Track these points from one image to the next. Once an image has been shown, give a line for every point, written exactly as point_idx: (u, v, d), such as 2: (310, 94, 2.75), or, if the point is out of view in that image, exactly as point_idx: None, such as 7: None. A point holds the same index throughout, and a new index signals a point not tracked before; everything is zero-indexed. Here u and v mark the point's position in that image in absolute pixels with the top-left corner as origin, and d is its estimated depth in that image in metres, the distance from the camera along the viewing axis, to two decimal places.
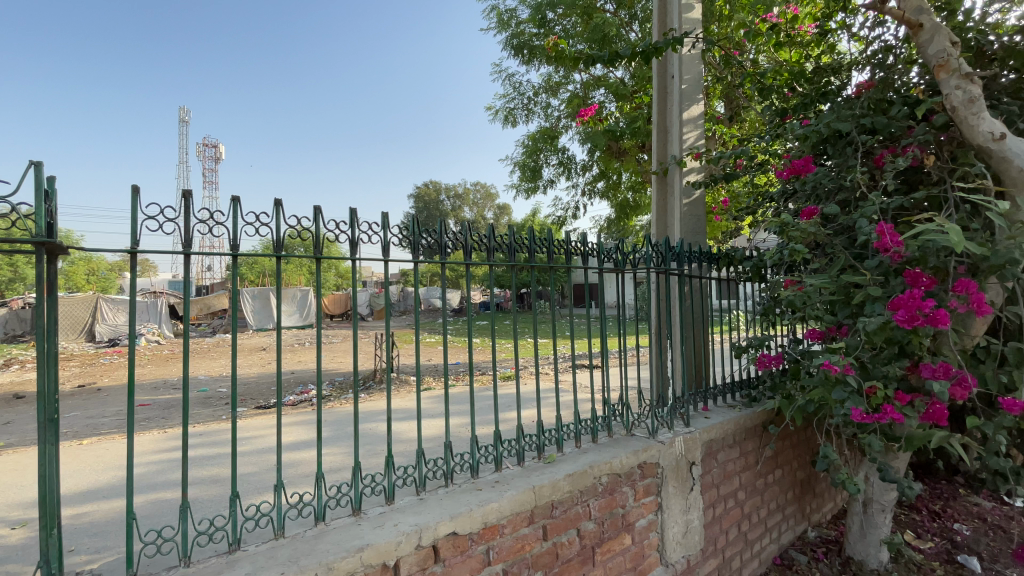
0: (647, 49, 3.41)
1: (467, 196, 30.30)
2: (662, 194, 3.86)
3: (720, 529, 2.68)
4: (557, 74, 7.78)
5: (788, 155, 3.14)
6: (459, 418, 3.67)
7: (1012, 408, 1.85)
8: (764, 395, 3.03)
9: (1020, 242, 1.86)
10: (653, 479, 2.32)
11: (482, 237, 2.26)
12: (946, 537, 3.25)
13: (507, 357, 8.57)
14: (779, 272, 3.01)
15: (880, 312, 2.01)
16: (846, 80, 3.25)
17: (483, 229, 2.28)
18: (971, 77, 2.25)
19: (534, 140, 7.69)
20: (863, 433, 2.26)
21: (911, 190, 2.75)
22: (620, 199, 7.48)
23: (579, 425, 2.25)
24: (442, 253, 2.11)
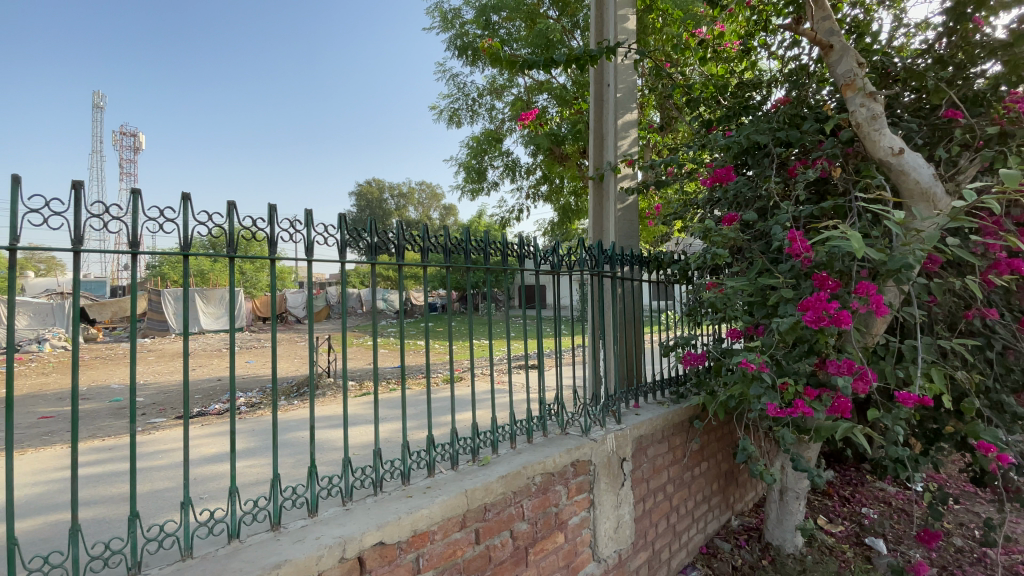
0: (580, 56, 3.48)
1: (411, 196, 29.79)
2: (598, 199, 3.98)
3: (650, 522, 2.78)
4: (501, 77, 7.82)
5: (713, 164, 3.32)
6: (397, 424, 3.58)
7: (905, 399, 2.03)
8: (691, 392, 3.19)
9: (912, 249, 2.05)
10: (586, 477, 2.36)
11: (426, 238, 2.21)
12: (854, 521, 3.54)
13: (451, 359, 8.49)
14: (704, 274, 3.18)
15: (792, 312, 2.16)
16: (766, 95, 3.49)
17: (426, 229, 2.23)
18: (874, 96, 2.48)
19: (479, 142, 7.67)
20: (779, 426, 2.42)
21: (820, 199, 2.99)
22: (563, 203, 7.62)
23: (514, 425, 2.25)
24: (384, 253, 2.04)
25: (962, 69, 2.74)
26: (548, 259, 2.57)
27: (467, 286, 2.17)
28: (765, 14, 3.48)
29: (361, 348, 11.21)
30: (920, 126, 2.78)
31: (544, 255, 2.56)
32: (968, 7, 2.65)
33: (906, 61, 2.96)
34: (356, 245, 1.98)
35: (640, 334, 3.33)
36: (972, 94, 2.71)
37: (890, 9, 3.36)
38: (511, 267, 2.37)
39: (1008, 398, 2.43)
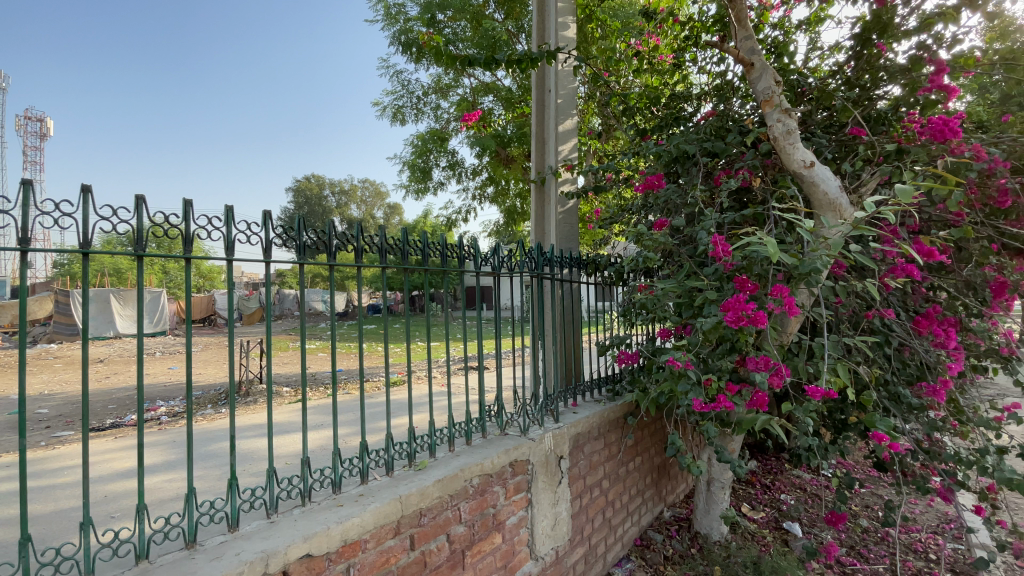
0: (522, 58, 3.51)
1: (354, 194, 28.94)
2: (539, 202, 4.04)
3: (587, 518, 2.85)
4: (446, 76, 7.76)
5: (647, 171, 3.48)
6: (334, 430, 3.46)
7: (814, 392, 2.21)
8: (626, 389, 3.31)
9: (819, 254, 2.23)
10: (524, 476, 2.39)
11: (372, 239, 2.17)
12: (774, 507, 3.80)
13: (395, 363, 8.32)
14: (638, 276, 3.32)
15: (715, 313, 2.29)
16: (696, 108, 3.68)
17: (371, 229, 2.18)
18: (789, 112, 2.68)
19: (423, 141, 7.56)
20: (705, 420, 2.56)
21: (742, 206, 3.20)
22: (508, 205, 7.68)
23: (452, 428, 2.24)
24: (328, 254, 1.98)
25: (866, 91, 3.02)
26: (490, 260, 2.57)
27: (408, 288, 2.13)
28: (696, 30, 3.67)
29: (298, 352, 10.74)
30: (830, 141, 3.04)
31: (490, 256, 2.56)
32: (873, 34, 2.90)
33: (818, 81, 3.21)
34: (292, 242, 1.88)
35: (578, 334, 3.42)
36: (874, 113, 3.00)
37: (806, 33, 3.64)
38: (457, 267, 2.34)
39: (902, 390, 2.69)
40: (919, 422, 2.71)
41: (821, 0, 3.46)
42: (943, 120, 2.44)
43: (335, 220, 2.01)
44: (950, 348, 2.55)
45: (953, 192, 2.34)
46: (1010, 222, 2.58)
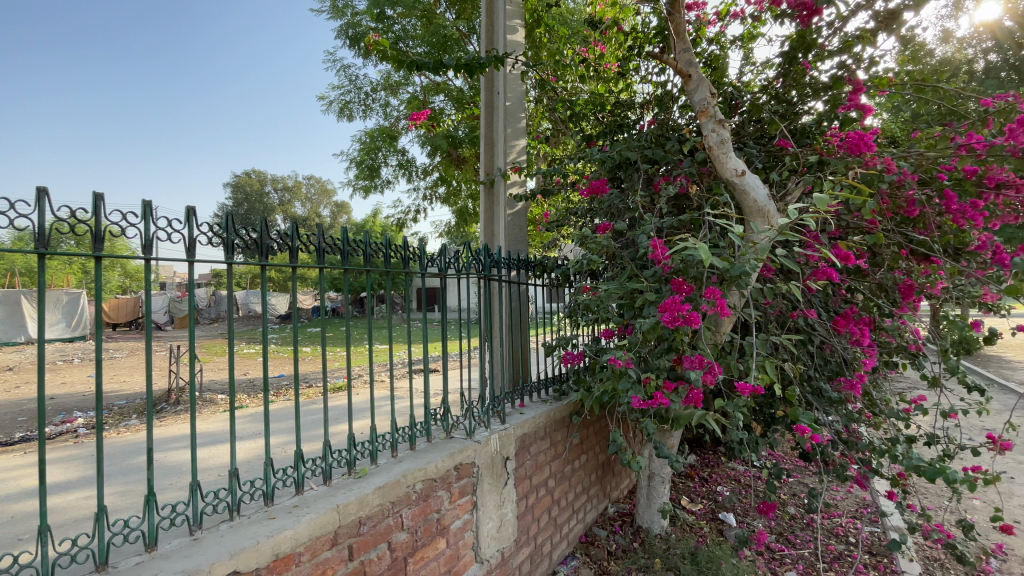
0: (471, 62, 3.48)
1: (299, 191, 27.86)
2: (489, 204, 4.04)
3: (532, 517, 2.87)
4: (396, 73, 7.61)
5: (592, 176, 3.57)
6: (273, 439, 3.31)
7: (743, 389, 2.33)
8: (571, 389, 3.37)
9: (748, 258, 2.36)
10: (469, 479, 2.37)
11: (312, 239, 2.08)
12: (711, 499, 3.98)
13: (340, 367, 8.07)
14: (583, 278, 3.39)
15: (654, 313, 2.38)
16: (639, 116, 3.81)
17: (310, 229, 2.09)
18: (722, 123, 2.83)
19: (372, 138, 7.36)
20: (645, 417, 2.65)
21: (680, 212, 3.35)
22: (460, 205, 7.62)
23: (395, 433, 2.19)
24: (261, 255, 1.86)
25: (791, 106, 3.23)
26: (436, 261, 2.53)
27: (353, 290, 2.06)
28: (639, 40, 3.79)
29: (237, 356, 10.20)
30: (760, 152, 3.23)
31: (439, 257, 2.53)
32: (798, 53, 3.10)
33: (749, 95, 3.40)
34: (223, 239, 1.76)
35: (526, 335, 3.46)
36: (800, 127, 3.21)
37: (740, 49, 3.84)
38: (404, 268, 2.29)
39: (823, 384, 2.89)
40: (838, 414, 2.92)
41: (753, 19, 3.67)
42: (860, 135, 2.64)
43: (271, 220, 1.91)
44: (864, 345, 2.77)
45: (866, 202, 2.54)
46: (916, 230, 2.83)
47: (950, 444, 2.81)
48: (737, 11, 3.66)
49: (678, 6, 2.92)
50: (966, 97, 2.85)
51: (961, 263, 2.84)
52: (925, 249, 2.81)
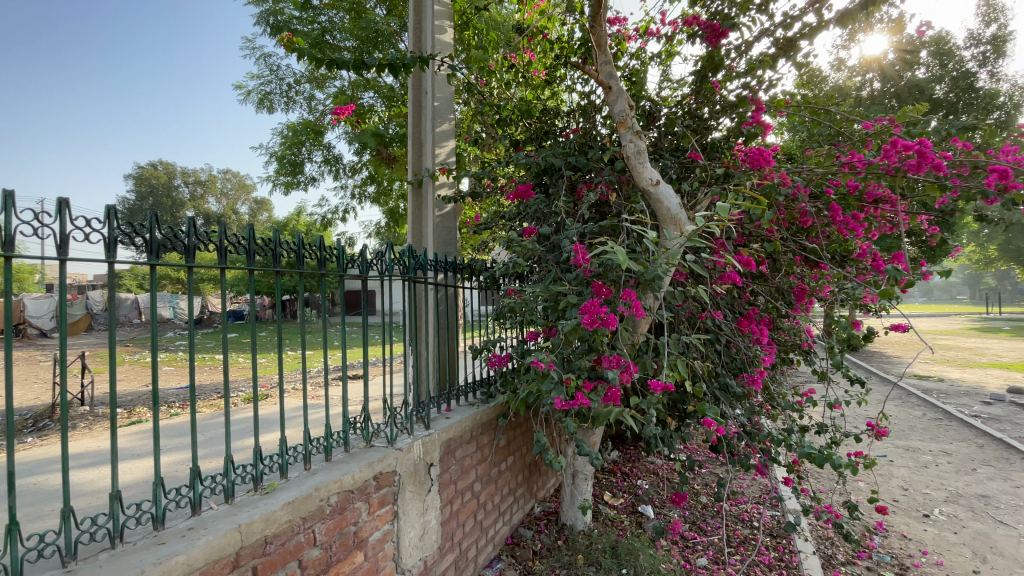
0: (395, 62, 3.31)
1: (213, 185, 25.88)
2: (416, 205, 3.95)
3: (457, 523, 2.84)
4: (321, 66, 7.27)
5: (518, 181, 3.62)
6: (176, 455, 3.04)
7: (657, 387, 2.45)
8: (498, 391, 3.38)
9: (662, 263, 2.50)
10: (389, 488, 2.30)
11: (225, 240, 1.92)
12: (631, 493, 4.16)
13: (259, 374, 7.59)
14: (510, 281, 3.43)
15: (575, 315, 2.45)
16: (566, 124, 3.92)
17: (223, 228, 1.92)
18: (639, 134, 2.98)
19: (295, 132, 6.90)
20: (567, 417, 2.71)
21: (602, 218, 3.48)
22: (390, 206, 7.43)
23: (308, 445, 2.08)
24: (157, 256, 1.61)
25: (702, 121, 3.46)
26: (361, 260, 2.40)
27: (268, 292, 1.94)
28: (565, 50, 3.88)
29: (138, 365, 9.27)
30: (674, 163, 3.43)
31: (367, 258, 2.43)
32: (708, 73, 3.33)
33: (665, 109, 3.60)
34: (138, 238, 1.58)
35: (454, 338, 3.44)
36: (710, 142, 3.45)
37: (659, 65, 4.06)
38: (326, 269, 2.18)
39: (729, 380, 3.11)
40: (743, 408, 3.14)
41: (669, 38, 3.89)
42: (760, 150, 2.91)
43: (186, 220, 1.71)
44: (764, 343, 3.01)
45: (766, 212, 2.77)
46: (807, 239, 3.13)
47: (836, 432, 3.12)
48: (655, 30, 3.87)
49: (600, 19, 3.03)
50: (849, 121, 3.19)
51: (846, 269, 3.16)
52: (815, 256, 3.11)
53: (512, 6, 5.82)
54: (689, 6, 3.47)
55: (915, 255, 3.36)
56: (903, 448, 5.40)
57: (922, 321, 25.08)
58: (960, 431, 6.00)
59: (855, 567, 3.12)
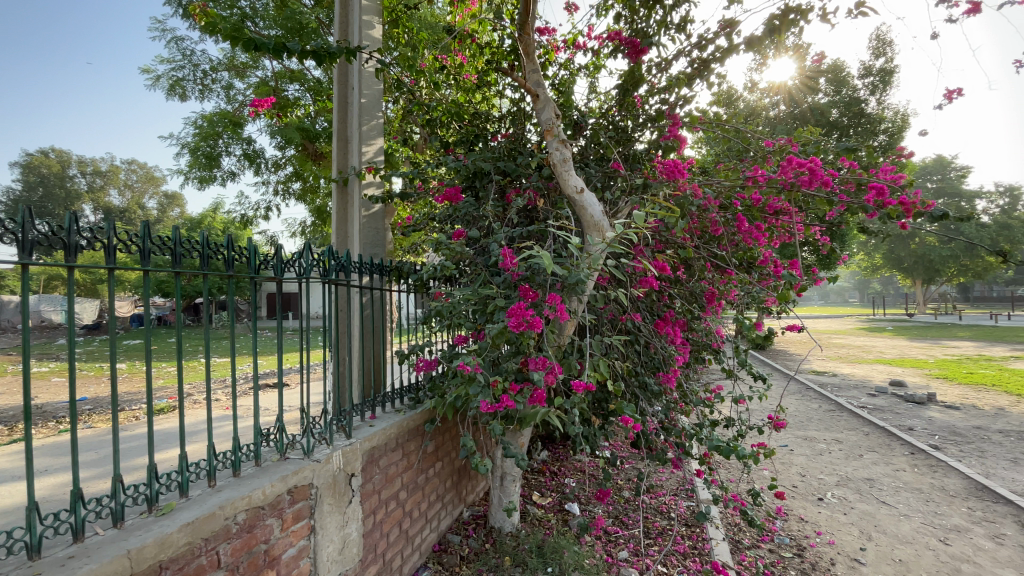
0: (320, 51, 3.13)
1: (116, 176, 23.54)
2: (342, 204, 3.79)
3: (380, 533, 2.75)
4: (241, 54, 6.83)
5: (447, 183, 3.60)
6: (62, 477, 2.72)
7: (579, 387, 2.51)
8: (426, 396, 3.33)
9: (584, 267, 2.58)
10: (305, 502, 2.19)
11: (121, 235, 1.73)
12: (558, 491, 4.25)
13: (166, 384, 6.97)
14: (439, 284, 3.39)
15: (502, 319, 2.47)
16: (496, 128, 3.95)
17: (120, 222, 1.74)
18: (565, 142, 3.06)
19: (210, 123, 6.49)
20: (494, 420, 2.72)
21: (530, 223, 3.54)
22: (318, 205, 7.11)
23: (214, 459, 1.93)
24: (28, 255, 1.41)
25: (625, 133, 3.62)
26: (276, 261, 2.25)
27: (171, 294, 1.77)
28: (496, 56, 3.91)
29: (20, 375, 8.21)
30: (598, 172, 3.56)
31: (284, 259, 2.30)
32: (630, 87, 3.49)
33: (591, 120, 3.74)
34: (8, 235, 1.38)
35: (380, 343, 3.34)
36: (633, 153, 3.61)
37: (586, 77, 4.19)
38: (235, 271, 2.03)
39: (647, 378, 3.27)
40: (660, 405, 3.31)
41: (596, 52, 4.05)
42: (675, 162, 3.11)
43: (76, 213, 1.52)
44: (678, 343, 3.19)
45: (680, 221, 2.95)
46: (717, 246, 3.36)
47: (742, 425, 3.37)
48: (583, 43, 4.01)
49: (528, 28, 3.09)
50: (754, 139, 3.47)
51: (751, 275, 3.44)
52: (724, 262, 3.34)
53: (446, 7, 5.78)
54: (614, 22, 3.62)
55: (810, 263, 3.71)
56: (802, 438, 5.94)
57: (820, 322, 27.78)
58: (849, 421, 6.69)
59: (760, 550, 3.38)
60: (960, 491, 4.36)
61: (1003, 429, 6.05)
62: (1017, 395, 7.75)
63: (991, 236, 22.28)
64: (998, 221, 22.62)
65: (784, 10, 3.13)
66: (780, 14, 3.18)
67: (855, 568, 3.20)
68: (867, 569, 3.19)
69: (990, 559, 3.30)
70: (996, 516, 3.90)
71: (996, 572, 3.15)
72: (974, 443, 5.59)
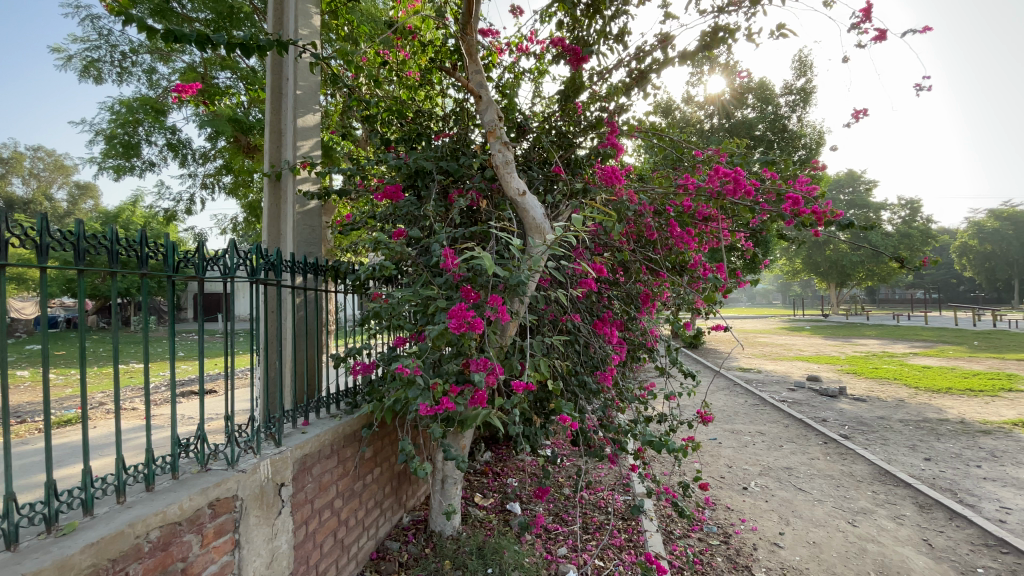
0: (249, 43, 2.91)
1: (15, 163, 21.20)
2: (274, 199, 3.60)
3: (313, 544, 2.64)
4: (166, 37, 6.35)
5: (388, 181, 3.52)
6: None
7: (520, 388, 2.53)
8: (364, 400, 3.23)
9: (525, 269, 2.61)
10: (229, 515, 2.06)
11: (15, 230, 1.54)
12: (500, 492, 4.26)
13: (74, 393, 6.34)
14: (379, 284, 3.31)
15: (443, 320, 2.45)
16: (438, 127, 3.91)
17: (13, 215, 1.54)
18: (508, 144, 3.07)
19: (129, 109, 5.96)
20: (434, 423, 2.68)
21: (472, 223, 3.53)
22: (251, 200, 6.74)
23: (124, 473, 1.78)
24: None
25: (567, 138, 3.70)
26: (198, 259, 2.08)
27: (86, 291, 1.64)
28: (440, 55, 3.87)
29: None
30: (540, 175, 3.61)
31: (207, 256, 2.14)
32: (572, 93, 3.57)
33: (534, 123, 3.78)
34: None
35: (315, 345, 3.21)
36: (574, 158, 3.69)
37: (531, 80, 4.24)
38: (150, 269, 1.86)
39: (586, 377, 3.34)
40: (598, 403, 3.40)
41: (539, 57, 4.11)
42: (612, 169, 3.22)
43: None
44: (615, 343, 3.29)
45: (617, 225, 3.05)
46: (652, 250, 3.50)
47: (674, 420, 3.53)
48: (526, 47, 4.05)
49: (470, 29, 3.08)
50: (687, 149, 3.65)
51: (683, 277, 3.61)
52: (658, 266, 3.48)
53: (390, 2, 5.66)
54: (557, 29, 3.69)
55: (736, 267, 3.95)
56: (730, 431, 6.31)
57: (748, 321, 29.63)
58: (772, 414, 7.18)
59: (690, 539, 3.55)
60: (866, 477, 4.79)
61: (902, 419, 6.70)
62: (914, 388, 8.62)
63: (893, 245, 24.68)
64: (898, 230, 25.10)
65: (714, 28, 3.32)
66: (711, 31, 3.36)
67: (775, 551, 3.44)
68: (786, 552, 3.43)
69: (891, 538, 3.64)
70: (896, 498, 4.32)
71: (896, 549, 3.48)
72: (878, 432, 6.15)
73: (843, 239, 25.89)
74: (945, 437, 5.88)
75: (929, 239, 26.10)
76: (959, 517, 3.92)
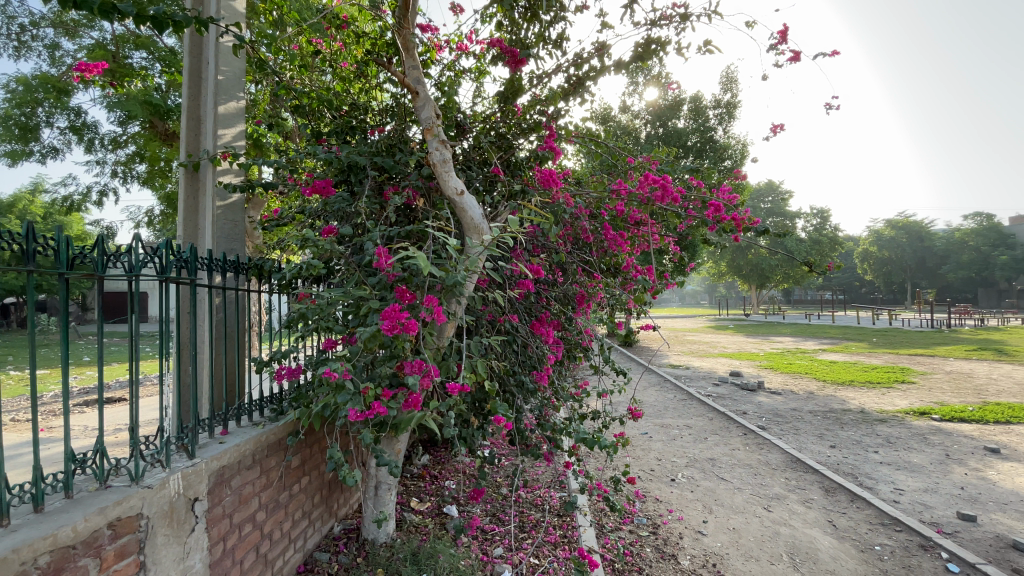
0: (162, 18, 2.65)
1: None
2: (190, 191, 3.34)
3: (232, 560, 2.47)
4: (71, 10, 5.75)
5: (319, 175, 3.36)
6: None
7: (454, 389, 2.49)
8: (290, 406, 3.06)
9: (461, 269, 2.58)
10: (133, 536, 1.88)
11: None
12: (437, 495, 4.20)
13: None
14: (307, 283, 3.15)
15: (375, 321, 2.37)
16: (375, 122, 3.78)
17: None
18: (445, 143, 3.03)
19: (25, 86, 5.32)
20: (366, 427, 2.59)
21: (408, 222, 3.45)
22: (168, 191, 6.22)
23: (8, 492, 1.58)
24: None
25: (506, 139, 3.69)
26: (97, 255, 1.86)
27: None
28: (377, 47, 3.75)
29: None
30: (479, 175, 3.60)
31: (108, 252, 1.92)
32: (511, 94, 3.57)
33: (474, 123, 3.74)
34: None
35: (236, 349, 3.01)
36: (514, 159, 3.69)
37: (471, 80, 4.21)
38: (37, 265, 1.66)
39: (523, 377, 3.36)
40: (534, 402, 3.42)
41: (480, 56, 4.08)
42: (549, 172, 3.26)
43: None
44: (551, 343, 3.33)
45: (553, 227, 3.09)
46: (587, 253, 3.58)
47: (607, 417, 3.62)
48: (466, 46, 4.02)
49: (406, 22, 3.00)
50: (621, 156, 3.76)
51: (616, 279, 3.72)
52: (592, 267, 3.58)
53: None
54: (497, 30, 3.69)
55: (665, 270, 4.12)
56: (660, 426, 6.61)
57: (679, 321, 31.19)
58: (698, 408, 7.60)
59: (621, 532, 3.67)
60: (780, 464, 5.18)
61: (812, 410, 7.31)
62: (822, 381, 9.40)
63: (807, 250, 26.86)
64: (811, 237, 27.37)
65: (647, 40, 3.45)
66: (645, 43, 3.48)
67: (698, 539, 3.63)
68: (708, 539, 3.64)
69: (800, 521, 3.96)
70: (806, 483, 4.70)
71: (805, 531, 3.79)
72: (791, 423, 6.67)
73: (763, 244, 27.86)
74: (848, 425, 6.47)
75: (837, 245, 28.66)
76: (859, 498, 4.33)
